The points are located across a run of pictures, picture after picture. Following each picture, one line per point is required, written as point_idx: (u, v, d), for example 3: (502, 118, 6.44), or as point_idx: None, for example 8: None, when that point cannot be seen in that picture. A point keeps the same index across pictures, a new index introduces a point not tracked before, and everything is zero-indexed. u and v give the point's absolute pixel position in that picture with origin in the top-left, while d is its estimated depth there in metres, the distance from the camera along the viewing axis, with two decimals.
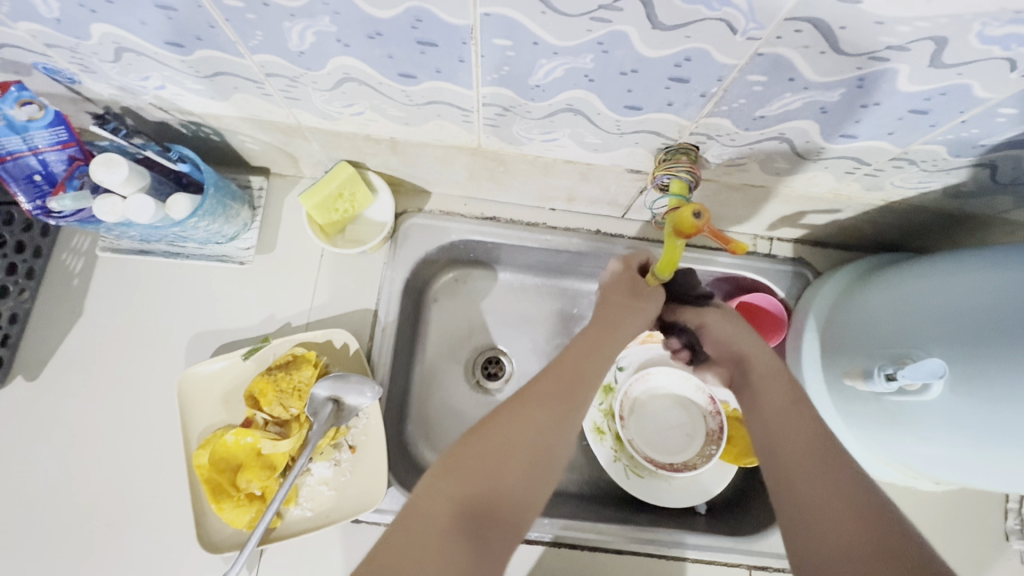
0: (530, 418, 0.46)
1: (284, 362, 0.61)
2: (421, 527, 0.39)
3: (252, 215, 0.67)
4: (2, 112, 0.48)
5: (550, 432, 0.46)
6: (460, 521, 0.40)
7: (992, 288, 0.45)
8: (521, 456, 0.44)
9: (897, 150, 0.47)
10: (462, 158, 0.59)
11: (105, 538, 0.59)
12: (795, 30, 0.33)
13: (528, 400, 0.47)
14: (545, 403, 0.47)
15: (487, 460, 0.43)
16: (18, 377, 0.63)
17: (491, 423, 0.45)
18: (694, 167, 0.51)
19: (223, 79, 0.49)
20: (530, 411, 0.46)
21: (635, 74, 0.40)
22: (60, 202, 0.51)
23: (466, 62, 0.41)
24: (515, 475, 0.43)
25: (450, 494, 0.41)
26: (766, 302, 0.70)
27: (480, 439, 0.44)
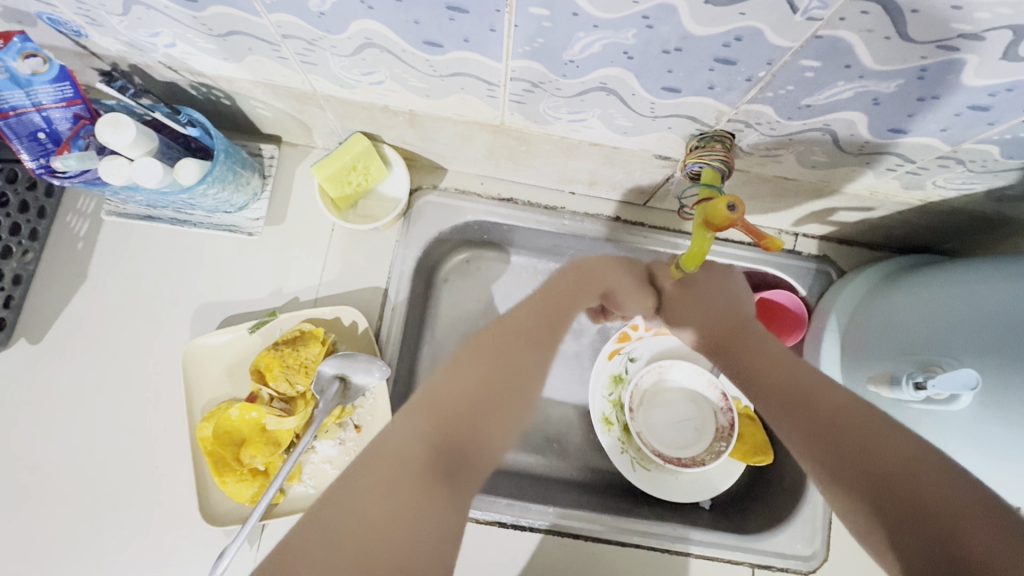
0: (474, 366, 0.45)
1: (291, 337, 0.60)
2: (386, 465, 0.37)
3: (262, 184, 0.65)
4: (4, 64, 0.45)
5: (498, 382, 0.45)
6: (431, 468, 0.37)
7: (1015, 296, 0.43)
8: (483, 397, 0.43)
9: (947, 149, 0.44)
10: (483, 134, 0.57)
11: (107, 505, 0.58)
12: (861, 12, 0.31)
13: (482, 353, 0.47)
14: (507, 359, 0.47)
15: (454, 415, 0.41)
16: (20, 341, 0.62)
17: (448, 370, 0.45)
18: (727, 156, 0.48)
19: (237, 40, 0.46)
20: (493, 339, 0.48)
21: (679, 53, 0.37)
22: (65, 162, 0.49)
23: (497, 31, 0.38)
24: (479, 424, 0.42)
25: (424, 440, 0.39)
26: (784, 299, 0.68)
27: (442, 384, 0.43)
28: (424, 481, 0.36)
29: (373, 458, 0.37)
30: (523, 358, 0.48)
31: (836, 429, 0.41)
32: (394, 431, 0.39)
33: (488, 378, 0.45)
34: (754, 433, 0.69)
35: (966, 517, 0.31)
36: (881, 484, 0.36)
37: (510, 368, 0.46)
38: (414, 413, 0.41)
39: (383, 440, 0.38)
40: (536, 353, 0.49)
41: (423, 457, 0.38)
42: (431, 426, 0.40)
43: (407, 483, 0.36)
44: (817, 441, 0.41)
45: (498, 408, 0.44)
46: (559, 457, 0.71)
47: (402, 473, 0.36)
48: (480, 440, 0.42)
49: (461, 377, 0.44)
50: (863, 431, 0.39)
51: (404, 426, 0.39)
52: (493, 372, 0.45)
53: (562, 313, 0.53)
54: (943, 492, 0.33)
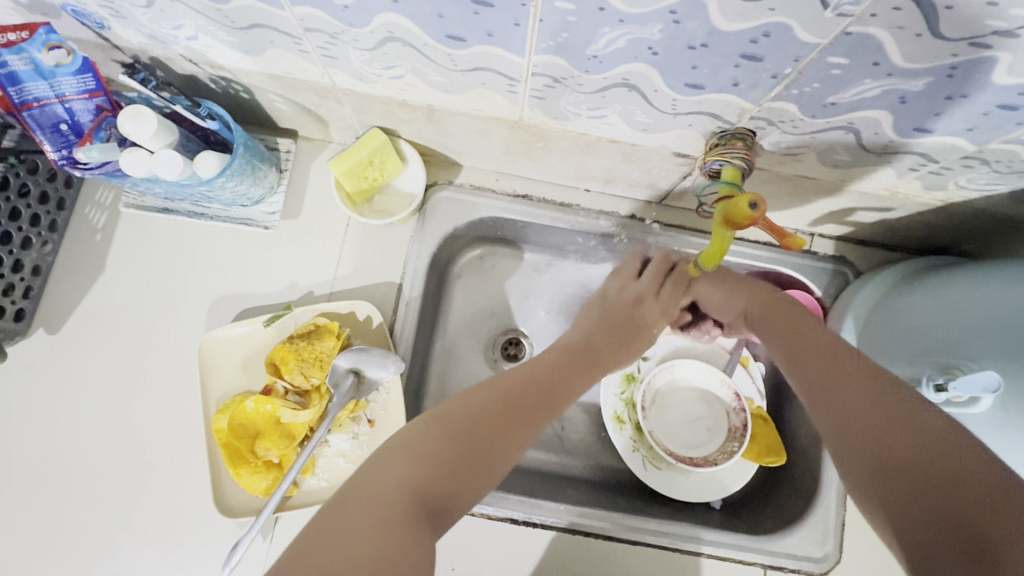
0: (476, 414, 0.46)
1: (306, 331, 0.60)
2: (366, 501, 0.39)
3: (279, 178, 0.65)
4: (29, 56, 0.46)
5: (496, 429, 0.46)
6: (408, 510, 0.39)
7: None
8: (474, 444, 0.44)
9: (972, 149, 0.43)
10: (500, 130, 0.57)
11: (122, 495, 0.59)
12: (893, 8, 0.31)
13: (487, 397, 0.48)
14: (503, 409, 0.47)
15: (440, 461, 0.42)
16: (38, 331, 0.62)
17: (452, 412, 0.46)
18: (748, 154, 0.48)
19: (258, 33, 0.46)
20: (508, 392, 0.49)
21: (704, 48, 0.37)
22: (87, 153, 0.49)
23: (521, 26, 0.38)
24: (467, 474, 0.43)
25: (406, 483, 0.40)
26: (799, 299, 0.67)
27: (442, 424, 0.45)
28: (398, 524, 0.38)
29: (358, 494, 0.39)
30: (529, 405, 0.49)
31: (859, 418, 0.41)
32: (384, 474, 0.41)
33: (486, 426, 0.46)
34: (767, 432, 0.68)
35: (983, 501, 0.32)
36: (904, 468, 0.36)
37: (500, 421, 0.46)
38: (401, 456, 0.42)
39: (372, 476, 0.40)
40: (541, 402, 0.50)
41: (400, 502, 0.39)
42: (417, 471, 0.41)
43: (382, 524, 0.37)
44: (844, 424, 0.42)
45: (484, 456, 0.44)
46: (570, 454, 0.71)
47: (378, 517, 0.38)
48: (459, 492, 0.42)
49: (451, 426, 0.45)
50: (886, 418, 0.39)
51: (388, 470, 0.41)
52: (491, 422, 0.46)
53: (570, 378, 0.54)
54: (962, 478, 0.33)
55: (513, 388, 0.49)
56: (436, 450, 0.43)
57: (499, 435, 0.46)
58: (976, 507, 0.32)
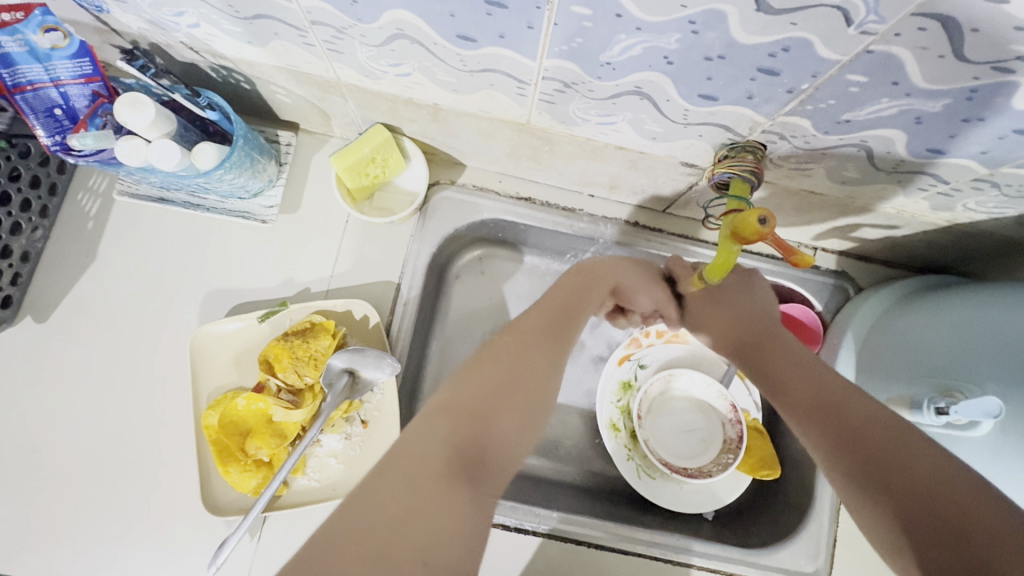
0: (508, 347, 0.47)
1: (300, 328, 0.59)
2: (411, 460, 0.36)
3: (279, 171, 0.64)
4: (24, 37, 0.45)
5: (522, 368, 0.45)
6: (460, 467, 0.37)
7: None
8: (507, 391, 0.43)
9: (984, 171, 0.43)
10: (506, 132, 0.56)
11: (107, 489, 0.58)
12: (918, 29, 0.30)
13: (512, 335, 0.48)
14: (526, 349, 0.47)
15: (478, 405, 0.41)
16: (26, 318, 0.61)
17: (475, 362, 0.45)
18: (758, 167, 0.47)
19: (263, 23, 0.45)
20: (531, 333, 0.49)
21: (721, 60, 0.36)
22: (81, 140, 0.48)
23: (535, 28, 0.37)
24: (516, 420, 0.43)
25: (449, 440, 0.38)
26: (801, 313, 0.67)
27: (472, 376, 0.43)
28: (449, 480, 0.36)
29: (400, 455, 0.36)
30: (535, 360, 0.47)
31: (859, 434, 0.41)
32: (419, 430, 0.38)
33: (525, 366, 0.46)
34: (763, 445, 0.67)
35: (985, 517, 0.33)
36: (903, 480, 0.37)
37: (531, 377, 0.45)
38: (438, 414, 0.40)
39: (413, 435, 0.38)
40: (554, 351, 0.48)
41: (448, 457, 0.37)
42: (451, 424, 0.39)
43: (427, 485, 0.35)
44: (840, 442, 0.42)
45: (518, 395, 0.44)
46: (563, 461, 0.71)
47: (430, 474, 0.35)
48: (504, 435, 0.41)
49: (471, 386, 0.43)
50: (888, 436, 0.40)
51: (431, 423, 0.39)
52: (526, 358, 0.46)
53: (574, 320, 0.52)
54: (960, 504, 0.34)
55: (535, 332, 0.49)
56: (477, 390, 0.42)
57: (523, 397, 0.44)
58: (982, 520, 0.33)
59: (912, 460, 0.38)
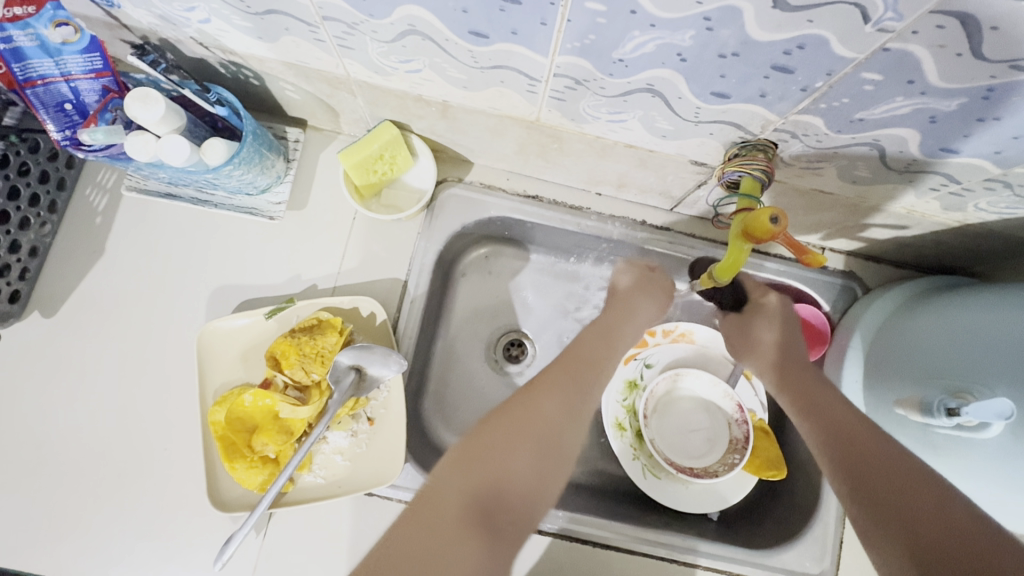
0: (534, 395, 0.51)
1: (307, 325, 0.59)
2: (430, 517, 0.43)
3: (286, 167, 0.64)
4: (35, 31, 0.45)
5: (547, 416, 0.50)
6: (470, 514, 0.43)
7: None
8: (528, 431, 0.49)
9: (997, 171, 0.43)
10: (515, 129, 0.56)
11: (113, 484, 0.58)
12: (936, 26, 0.30)
13: (534, 386, 0.52)
14: (539, 390, 0.52)
15: (494, 449, 0.47)
16: (33, 313, 0.61)
17: (508, 407, 0.50)
18: (769, 166, 0.47)
19: (274, 19, 0.45)
20: (545, 382, 0.53)
21: (735, 57, 0.36)
22: (91, 135, 0.47)
23: (548, 25, 0.37)
24: (536, 464, 0.47)
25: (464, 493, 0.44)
26: (808, 314, 0.67)
27: (505, 415, 0.49)
28: (461, 528, 0.42)
29: (420, 519, 0.43)
30: (557, 410, 0.51)
31: (876, 476, 0.44)
32: (436, 489, 0.45)
33: (552, 419, 0.50)
34: (769, 446, 0.67)
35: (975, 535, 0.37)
36: (914, 517, 0.40)
37: (552, 422, 0.50)
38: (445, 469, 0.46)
39: (432, 490, 0.45)
40: (570, 407, 0.52)
41: (467, 504, 0.44)
42: (464, 475, 0.45)
43: (448, 531, 0.42)
44: (856, 483, 0.45)
45: (535, 442, 0.48)
46: None
47: (448, 530, 0.42)
48: (523, 483, 0.46)
49: (459, 453, 0.47)
50: (907, 478, 0.43)
51: (446, 474, 0.46)
52: (551, 407, 0.51)
53: (587, 368, 0.56)
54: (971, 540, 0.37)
55: (547, 382, 0.53)
56: (491, 435, 0.48)
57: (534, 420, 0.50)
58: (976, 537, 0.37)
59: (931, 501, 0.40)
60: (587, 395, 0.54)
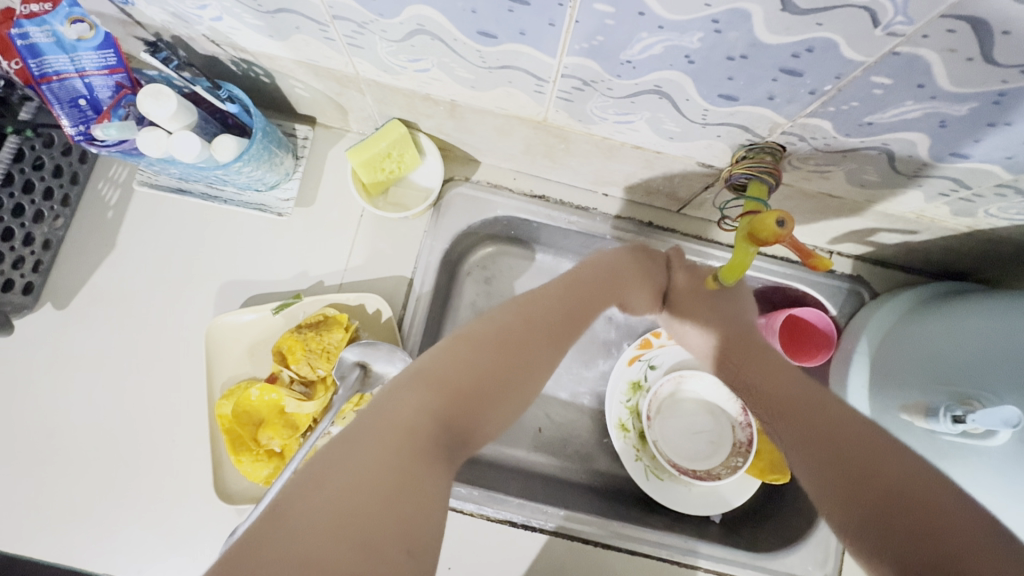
0: (512, 322, 0.46)
1: (314, 321, 0.60)
2: (388, 439, 0.34)
3: (295, 164, 0.65)
4: (51, 28, 0.46)
5: (523, 343, 0.45)
6: (439, 443, 0.36)
7: None
8: (507, 361, 0.44)
9: (1008, 177, 0.42)
10: (523, 130, 0.56)
11: (121, 474, 0.59)
12: (947, 30, 0.29)
13: (511, 314, 0.47)
14: (526, 323, 0.47)
15: (471, 373, 0.41)
16: (46, 305, 0.62)
17: (480, 330, 0.45)
18: (777, 169, 0.47)
19: (285, 17, 0.45)
20: (530, 307, 0.49)
21: (744, 60, 0.36)
22: (105, 131, 0.48)
23: (556, 26, 0.37)
24: (506, 395, 0.43)
25: (428, 413, 0.37)
26: (814, 316, 0.66)
27: (479, 338, 0.44)
28: (430, 458, 0.35)
29: (379, 439, 0.34)
30: (536, 345, 0.47)
31: (836, 442, 0.41)
32: (403, 403, 0.37)
33: (529, 354, 0.46)
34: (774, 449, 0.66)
35: (960, 539, 0.31)
36: (875, 487, 0.36)
37: (526, 355, 0.45)
38: (415, 383, 0.39)
39: (390, 406, 0.36)
40: (547, 346, 0.47)
41: (433, 430, 0.36)
42: (444, 402, 0.38)
43: (413, 460, 0.34)
44: (817, 448, 0.42)
45: (514, 373, 0.44)
46: (571, 459, 0.71)
47: (410, 457, 0.34)
48: (490, 412, 0.41)
49: (445, 367, 0.40)
50: (866, 443, 0.39)
51: (414, 393, 0.38)
52: (532, 340, 0.46)
53: (572, 323, 0.51)
54: (928, 507, 0.33)
55: (528, 312, 0.48)
56: (467, 356, 0.42)
57: (519, 360, 0.44)
58: (955, 539, 0.31)
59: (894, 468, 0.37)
60: (559, 337, 0.49)
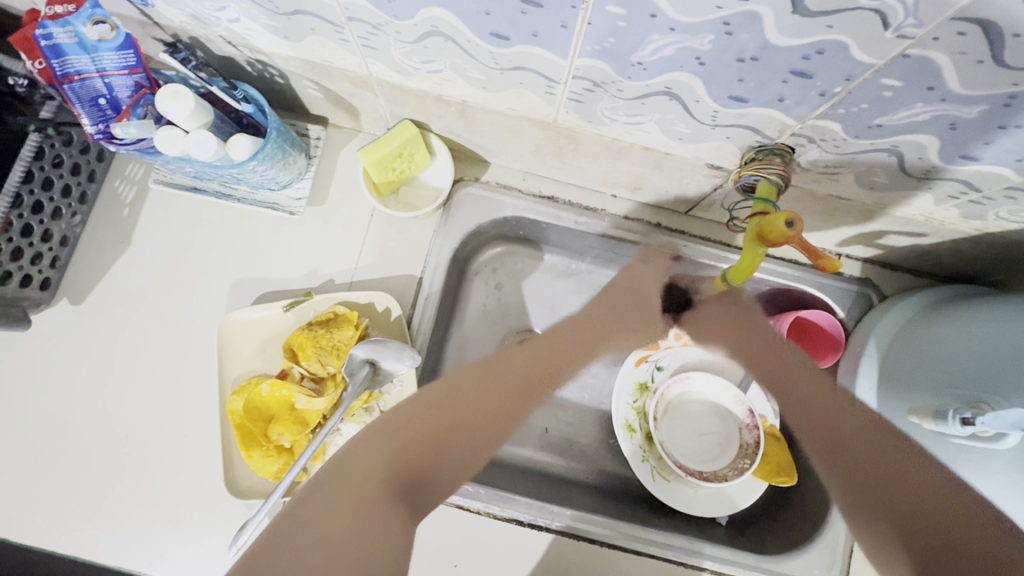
0: (487, 373, 0.56)
1: (324, 319, 0.60)
2: (354, 480, 0.44)
3: (307, 164, 0.66)
4: (74, 29, 0.47)
5: (498, 385, 0.56)
6: (394, 481, 0.45)
7: None
8: (478, 405, 0.53)
9: (1018, 180, 0.42)
10: (533, 131, 0.56)
11: (134, 468, 0.59)
12: (958, 33, 0.30)
13: (486, 365, 0.57)
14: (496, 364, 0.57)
15: (443, 413, 0.50)
16: (62, 300, 0.63)
17: (451, 386, 0.53)
18: (787, 170, 0.47)
19: (301, 19, 0.46)
20: (493, 367, 0.57)
21: (754, 61, 0.36)
22: (123, 129, 0.48)
23: (569, 28, 0.38)
24: (473, 429, 0.51)
25: (384, 460, 0.46)
26: (823, 320, 0.66)
27: (448, 388, 0.53)
28: (389, 499, 0.43)
29: (347, 476, 0.44)
30: (511, 382, 0.57)
31: (886, 487, 0.46)
32: (364, 456, 0.46)
33: (496, 391, 0.55)
34: (779, 453, 0.67)
35: (971, 553, 0.39)
36: (905, 508, 0.44)
37: (489, 408, 0.53)
38: (377, 437, 0.47)
39: (352, 454, 0.46)
40: (519, 399, 0.57)
41: (389, 471, 0.45)
42: (401, 452, 0.47)
43: (368, 508, 0.42)
44: (855, 482, 0.48)
45: (475, 424, 0.52)
46: (577, 460, 0.71)
47: (364, 500, 0.42)
48: (451, 467, 0.49)
49: (408, 421, 0.49)
50: (915, 476, 0.45)
51: (377, 441, 0.47)
52: (501, 379, 0.56)
53: (547, 376, 0.61)
54: (962, 541, 0.40)
55: (491, 366, 0.57)
56: (440, 399, 0.52)
57: (495, 398, 0.54)
58: (972, 549, 0.39)
59: (925, 489, 0.44)
60: (542, 379, 0.60)
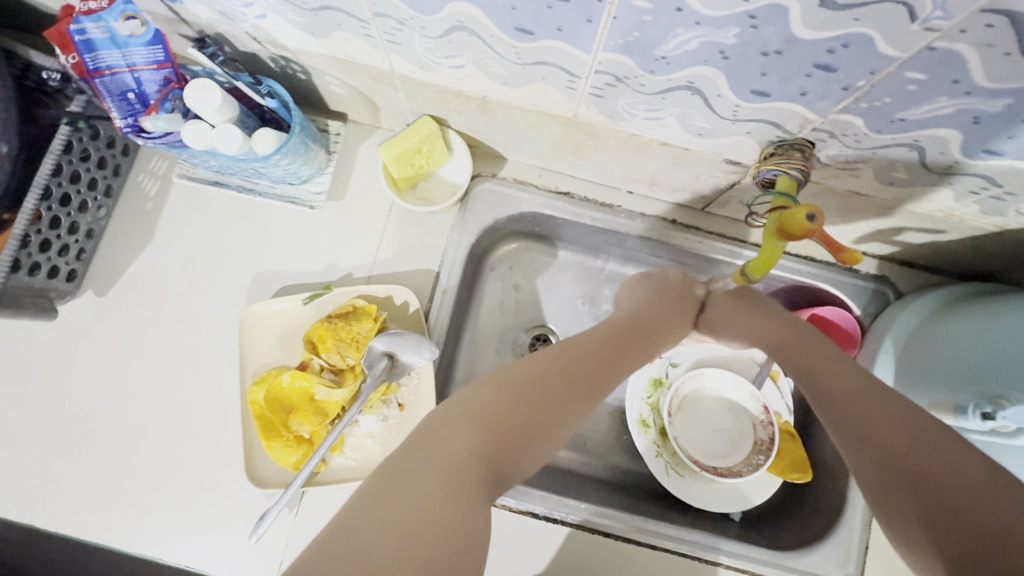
0: (542, 369, 0.50)
1: (344, 312, 0.61)
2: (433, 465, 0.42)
3: (327, 159, 0.66)
4: (106, 24, 0.48)
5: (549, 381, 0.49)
6: (480, 472, 0.43)
7: None
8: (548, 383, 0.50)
9: None
10: (552, 126, 0.57)
11: (156, 457, 0.60)
12: (985, 25, 0.30)
13: (539, 364, 0.51)
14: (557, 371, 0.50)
15: (514, 394, 0.48)
16: (88, 292, 0.64)
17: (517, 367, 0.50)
18: (806, 165, 0.48)
19: (328, 15, 0.47)
20: (547, 366, 0.50)
21: (778, 55, 0.37)
22: (154, 122, 0.50)
23: (593, 23, 0.38)
24: (544, 411, 0.48)
25: (469, 449, 0.44)
26: (837, 316, 0.66)
27: (517, 371, 0.50)
28: (474, 489, 0.42)
29: (428, 463, 0.42)
30: (573, 390, 0.50)
31: (921, 471, 0.38)
32: (447, 442, 0.44)
33: (557, 394, 0.49)
34: (794, 449, 0.66)
35: (996, 512, 0.34)
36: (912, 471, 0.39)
37: (554, 403, 0.49)
38: (455, 422, 0.45)
39: (435, 442, 0.44)
40: (564, 400, 0.49)
41: (471, 457, 0.43)
42: (482, 438, 0.45)
43: (452, 495, 0.41)
44: (878, 459, 0.41)
45: (550, 409, 0.49)
46: (591, 455, 0.71)
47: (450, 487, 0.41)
48: (530, 451, 0.47)
49: (481, 405, 0.47)
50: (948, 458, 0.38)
51: (455, 429, 0.45)
52: (560, 377, 0.50)
53: (602, 376, 0.52)
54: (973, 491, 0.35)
55: (546, 366, 0.50)
56: (508, 385, 0.48)
57: (553, 396, 0.49)
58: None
59: (947, 471, 0.37)
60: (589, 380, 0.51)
